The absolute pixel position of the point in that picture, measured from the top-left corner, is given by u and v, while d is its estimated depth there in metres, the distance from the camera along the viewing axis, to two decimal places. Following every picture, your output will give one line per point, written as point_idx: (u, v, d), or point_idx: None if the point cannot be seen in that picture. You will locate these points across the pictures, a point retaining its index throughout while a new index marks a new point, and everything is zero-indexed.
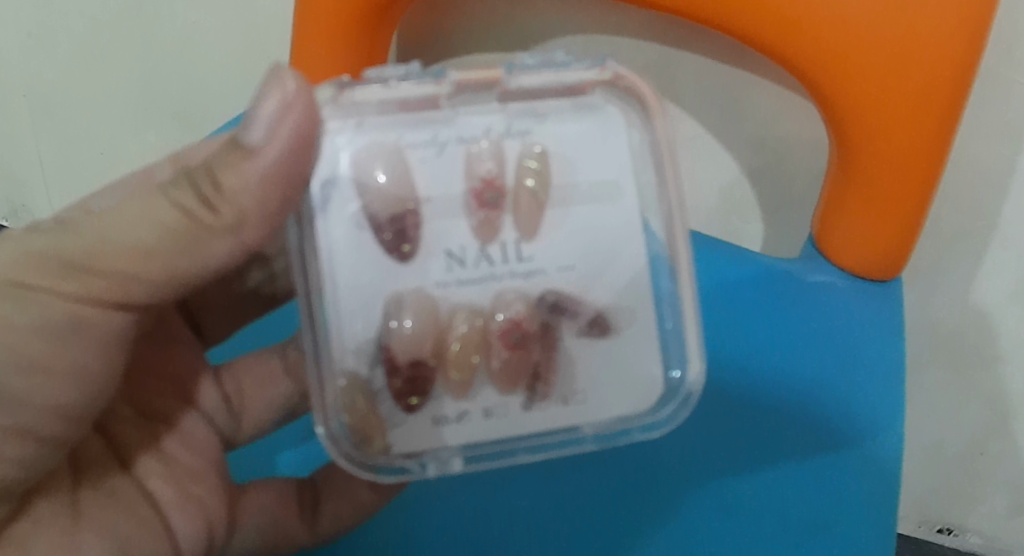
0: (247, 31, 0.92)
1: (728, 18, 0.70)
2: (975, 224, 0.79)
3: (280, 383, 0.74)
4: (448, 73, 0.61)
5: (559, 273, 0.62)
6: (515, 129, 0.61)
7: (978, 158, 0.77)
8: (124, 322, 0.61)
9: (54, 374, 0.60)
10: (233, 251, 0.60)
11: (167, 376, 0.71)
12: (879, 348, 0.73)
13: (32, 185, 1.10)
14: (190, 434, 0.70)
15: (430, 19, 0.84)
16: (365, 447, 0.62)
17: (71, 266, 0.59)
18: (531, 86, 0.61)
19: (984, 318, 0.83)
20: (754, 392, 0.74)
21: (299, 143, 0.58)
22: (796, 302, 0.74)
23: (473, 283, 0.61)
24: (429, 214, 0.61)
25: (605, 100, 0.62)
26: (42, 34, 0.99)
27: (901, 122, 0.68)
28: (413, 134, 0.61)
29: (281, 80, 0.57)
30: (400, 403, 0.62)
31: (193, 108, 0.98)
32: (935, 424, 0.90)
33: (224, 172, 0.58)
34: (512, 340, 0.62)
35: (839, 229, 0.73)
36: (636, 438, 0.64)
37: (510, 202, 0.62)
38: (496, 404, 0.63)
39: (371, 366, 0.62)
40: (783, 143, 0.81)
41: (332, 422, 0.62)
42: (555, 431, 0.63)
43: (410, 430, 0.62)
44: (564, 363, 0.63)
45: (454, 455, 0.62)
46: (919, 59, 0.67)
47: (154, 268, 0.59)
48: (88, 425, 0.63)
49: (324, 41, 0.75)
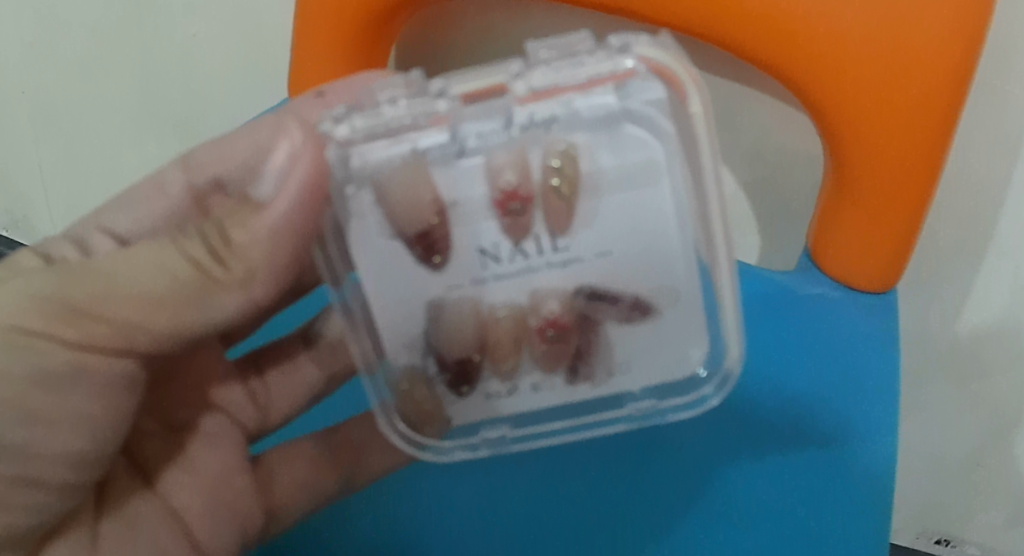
0: (248, 46, 0.91)
1: (728, 35, 0.69)
2: (973, 236, 0.80)
3: (304, 370, 0.76)
4: (450, 88, 0.59)
5: (597, 261, 0.61)
6: (538, 119, 0.59)
7: (975, 169, 0.77)
8: (130, 368, 0.62)
9: (54, 425, 0.61)
10: (239, 305, 0.61)
11: (189, 382, 0.73)
12: (873, 362, 0.73)
13: (34, 185, 1.12)
14: (217, 435, 0.73)
15: (429, 35, 0.85)
16: (422, 428, 0.65)
17: (78, 312, 0.59)
18: (555, 82, 0.58)
19: (981, 330, 0.84)
20: (747, 407, 0.74)
21: (311, 194, 0.58)
22: (799, 316, 0.74)
23: (511, 277, 0.62)
24: (457, 219, 0.61)
25: (641, 90, 0.59)
26: (43, 44, 0.99)
27: (896, 140, 0.68)
28: (429, 139, 0.59)
29: (291, 134, 0.59)
30: (454, 390, 0.65)
31: (194, 122, 0.99)
32: (934, 436, 0.91)
33: (233, 228, 0.60)
34: (549, 336, 0.63)
35: (833, 242, 0.73)
36: (669, 418, 0.66)
37: (539, 204, 0.61)
38: (543, 380, 0.65)
39: (424, 356, 0.64)
40: (781, 158, 0.81)
41: (395, 420, 0.65)
42: (595, 412, 0.66)
43: (464, 408, 0.65)
44: (604, 347, 0.64)
45: (505, 436, 0.66)
46: (916, 78, 0.66)
47: (162, 318, 0.60)
48: (93, 467, 0.64)
49: (323, 59, 0.75)
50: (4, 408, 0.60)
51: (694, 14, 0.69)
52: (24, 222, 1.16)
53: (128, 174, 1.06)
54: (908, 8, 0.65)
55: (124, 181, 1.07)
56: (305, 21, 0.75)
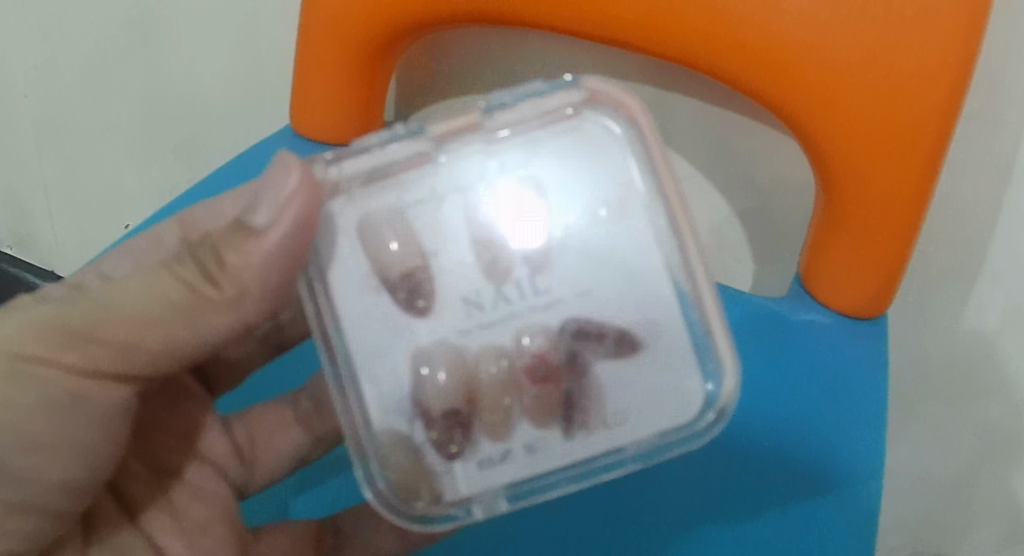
0: (251, 70, 0.93)
1: (719, 67, 0.69)
2: (963, 263, 0.81)
3: (291, 432, 0.73)
4: (428, 129, 0.61)
5: (577, 300, 0.61)
6: (510, 164, 0.61)
7: (966, 197, 0.78)
8: (125, 393, 0.62)
9: (54, 450, 0.61)
10: (231, 325, 0.61)
11: (178, 430, 0.71)
12: (863, 391, 0.73)
13: (37, 213, 1.10)
14: (202, 488, 0.71)
15: (426, 65, 0.87)
16: (413, 501, 0.62)
17: (76, 336, 0.60)
18: (513, 121, 0.61)
19: (972, 356, 0.84)
20: (744, 444, 0.74)
21: (303, 227, 0.59)
22: (796, 350, 0.74)
23: (491, 327, 0.61)
24: (437, 268, 0.62)
25: (592, 119, 0.61)
26: (50, 67, 1.01)
27: (885, 172, 0.68)
28: (410, 194, 0.61)
29: (287, 170, 0.59)
30: (444, 452, 0.62)
31: (194, 144, 1.00)
32: (927, 460, 0.89)
33: (227, 251, 0.59)
34: (539, 376, 0.62)
35: (824, 273, 0.73)
36: (676, 453, 0.62)
37: (515, 241, 0.61)
38: (537, 439, 0.62)
39: (410, 420, 0.62)
40: (773, 185, 0.83)
41: (379, 481, 0.62)
42: (600, 455, 0.62)
43: (456, 477, 0.62)
44: (596, 391, 0.62)
45: (500, 496, 0.62)
46: (908, 109, 0.66)
47: (156, 337, 0.60)
48: (89, 495, 0.63)
49: (323, 98, 0.77)
50: (8, 434, 0.60)
51: (681, 49, 0.70)
52: (26, 245, 1.13)
53: (133, 197, 1.06)
54: (894, 37, 0.65)
55: (125, 206, 1.07)
56: (308, 52, 0.76)
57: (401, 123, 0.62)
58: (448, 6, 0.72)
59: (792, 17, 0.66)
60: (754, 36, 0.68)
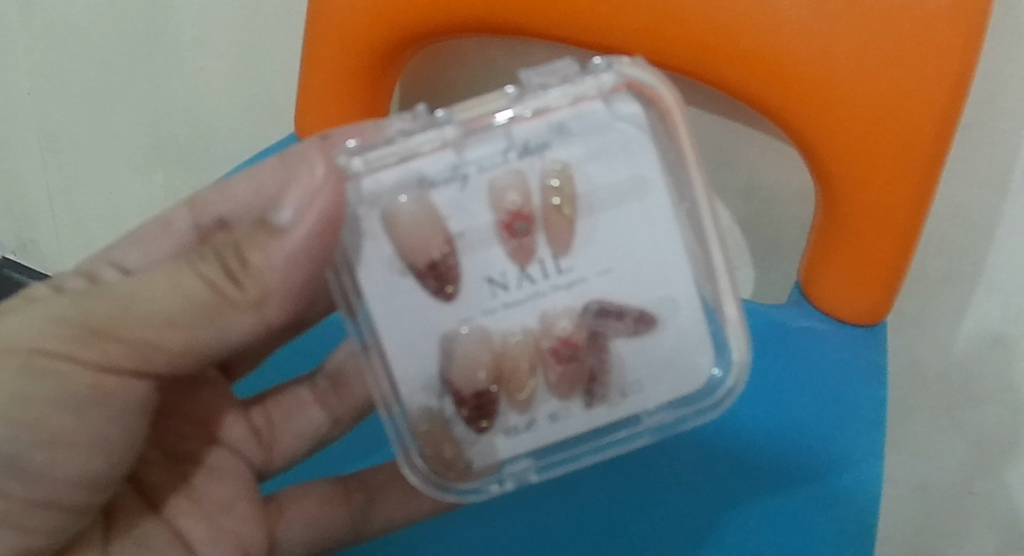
0: (253, 78, 0.94)
1: (724, 79, 0.70)
2: (962, 269, 0.82)
3: (310, 411, 0.73)
4: (453, 113, 0.60)
5: (599, 279, 0.62)
6: (533, 145, 0.61)
7: (965, 205, 0.79)
8: (143, 390, 0.63)
9: (71, 446, 0.61)
10: (253, 326, 0.61)
11: (192, 416, 0.71)
12: (859, 396, 0.74)
13: (44, 219, 1.12)
14: (224, 468, 0.71)
15: (431, 70, 0.87)
16: (446, 470, 0.64)
17: (95, 332, 0.60)
18: (540, 107, 0.60)
19: (968, 364, 0.85)
20: (742, 449, 0.74)
21: (327, 227, 0.58)
22: (793, 357, 0.75)
23: (520, 305, 0.62)
24: (463, 248, 0.61)
25: (624, 106, 0.60)
26: (54, 75, 1.02)
27: (883, 175, 0.69)
28: (435, 175, 0.60)
29: (310, 167, 0.59)
30: (473, 427, 0.63)
31: (199, 151, 1.01)
32: (924, 466, 0.90)
33: (250, 249, 0.59)
34: (563, 355, 0.63)
35: (827, 279, 0.73)
36: (691, 425, 0.65)
37: (540, 224, 0.61)
38: (560, 409, 0.64)
39: (440, 397, 0.63)
40: (773, 194, 0.84)
41: (416, 459, 0.63)
42: (617, 426, 0.64)
43: (487, 448, 0.63)
44: (615, 365, 0.63)
45: (528, 468, 0.64)
46: (903, 117, 0.67)
47: (176, 337, 0.60)
48: (107, 490, 0.64)
49: (330, 95, 0.77)
50: (26, 431, 0.60)
51: (680, 58, 0.70)
52: (31, 253, 1.16)
53: (139, 208, 1.08)
54: (897, 46, 0.66)
55: (131, 213, 1.09)
56: (311, 52, 0.76)
57: (422, 104, 0.61)
58: (451, 16, 0.73)
59: (796, 28, 0.67)
60: (753, 44, 0.68)
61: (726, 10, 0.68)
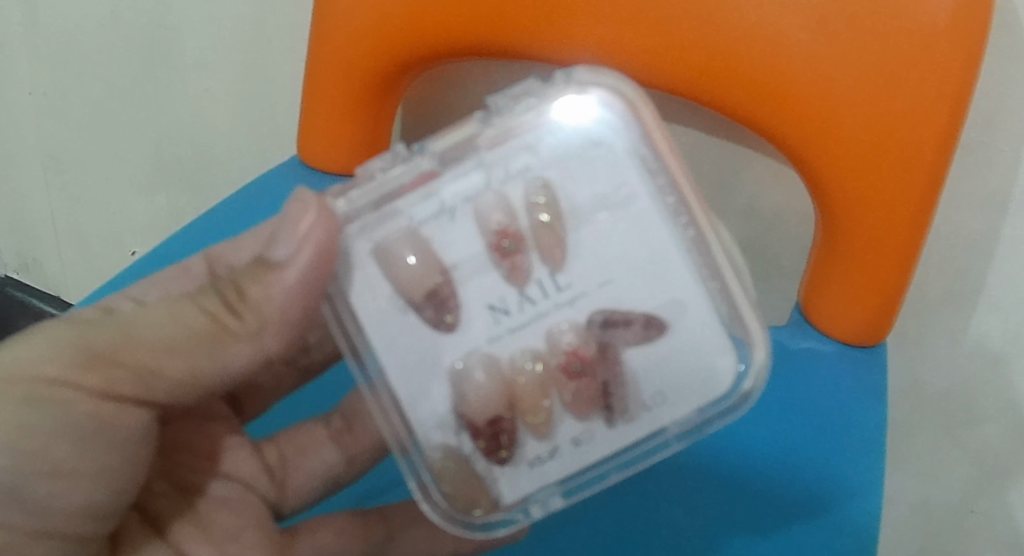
0: (257, 100, 0.94)
1: (724, 102, 0.71)
2: (962, 291, 0.82)
3: (323, 451, 0.73)
4: (427, 146, 0.61)
5: (599, 292, 0.62)
6: (514, 169, 0.61)
7: (964, 226, 0.79)
8: (143, 419, 0.63)
9: (73, 476, 0.61)
10: (252, 357, 0.62)
11: (200, 450, 0.71)
12: (863, 415, 0.74)
13: (46, 238, 1.13)
14: (231, 499, 0.71)
15: (432, 94, 0.88)
16: (471, 507, 0.64)
17: (95, 359, 0.60)
18: (508, 127, 0.61)
19: (968, 383, 0.85)
20: (754, 470, 0.74)
21: (322, 261, 0.59)
22: (801, 380, 0.75)
23: (523, 328, 0.62)
24: (461, 278, 0.62)
25: (601, 118, 0.61)
26: (57, 96, 1.02)
27: (884, 196, 0.69)
28: (421, 208, 0.61)
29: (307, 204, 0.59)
30: (493, 458, 0.63)
31: (201, 173, 1.02)
32: (923, 482, 0.90)
33: (249, 284, 0.61)
34: (573, 368, 0.62)
35: (827, 297, 0.74)
36: (716, 426, 0.63)
37: (531, 244, 0.61)
38: (582, 433, 0.63)
39: (456, 432, 0.63)
40: (774, 217, 0.84)
41: (434, 494, 0.63)
42: (638, 442, 0.63)
43: (506, 483, 0.63)
44: (629, 378, 0.63)
45: (553, 493, 0.64)
46: (903, 137, 0.67)
47: (177, 366, 0.61)
48: (111, 519, 0.64)
49: (335, 121, 0.78)
50: (28, 461, 0.60)
51: (679, 80, 0.71)
52: (33, 271, 1.17)
53: (140, 227, 1.09)
54: (895, 67, 0.66)
55: (132, 233, 1.09)
56: (314, 79, 0.77)
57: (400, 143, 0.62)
58: (451, 45, 0.74)
59: (795, 51, 0.68)
60: (752, 67, 0.69)
61: (726, 33, 0.68)
